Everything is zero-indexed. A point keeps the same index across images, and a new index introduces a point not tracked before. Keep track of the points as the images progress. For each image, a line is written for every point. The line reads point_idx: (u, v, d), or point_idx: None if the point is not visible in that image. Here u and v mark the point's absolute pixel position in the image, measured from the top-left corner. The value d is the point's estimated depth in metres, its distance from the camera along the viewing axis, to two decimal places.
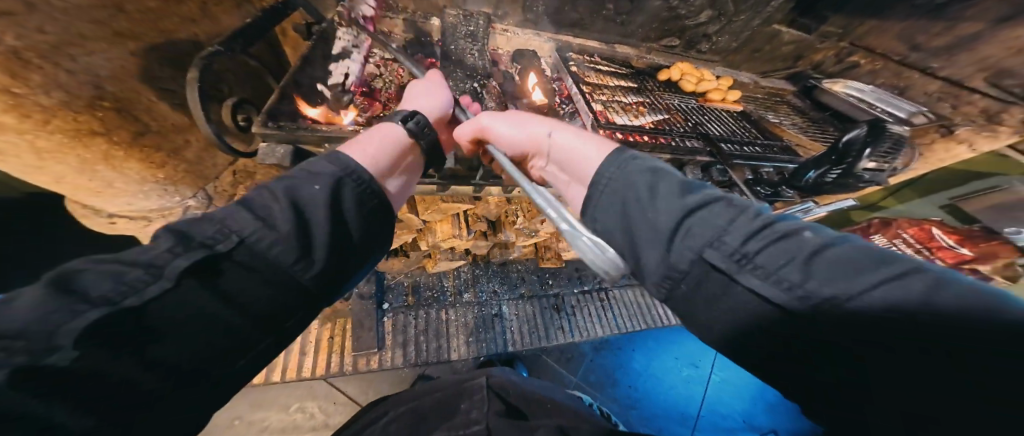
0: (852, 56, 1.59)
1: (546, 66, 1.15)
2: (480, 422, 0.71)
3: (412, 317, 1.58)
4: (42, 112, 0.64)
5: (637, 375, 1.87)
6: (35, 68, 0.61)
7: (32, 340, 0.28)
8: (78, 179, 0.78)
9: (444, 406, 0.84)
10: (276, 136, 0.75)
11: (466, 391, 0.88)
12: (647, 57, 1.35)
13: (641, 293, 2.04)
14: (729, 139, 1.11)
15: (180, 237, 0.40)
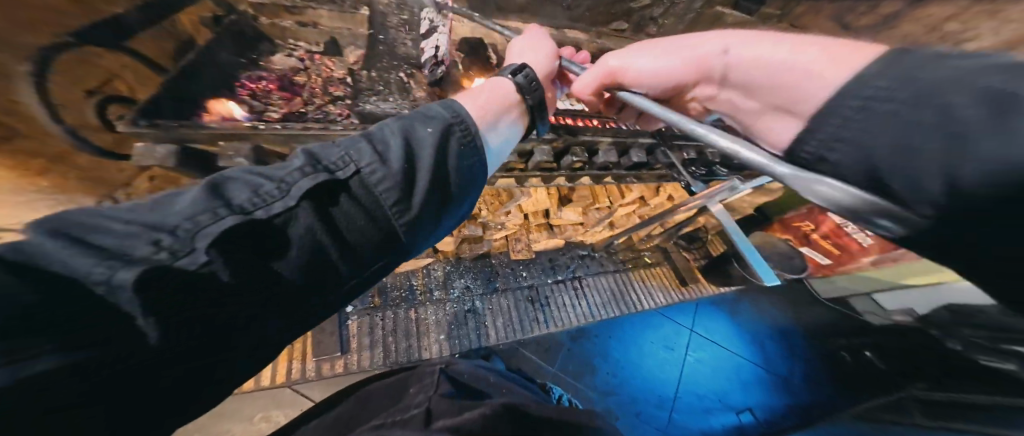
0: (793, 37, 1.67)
1: (491, 54, 1.14)
2: (421, 404, 0.72)
3: (379, 318, 1.50)
4: None
5: (616, 361, 1.89)
6: None
7: (173, 234, 0.32)
8: None
9: (396, 394, 0.86)
10: (153, 135, 0.72)
11: (419, 376, 0.92)
12: (598, 41, 1.35)
13: (614, 278, 2.07)
14: None
15: (310, 158, 0.44)
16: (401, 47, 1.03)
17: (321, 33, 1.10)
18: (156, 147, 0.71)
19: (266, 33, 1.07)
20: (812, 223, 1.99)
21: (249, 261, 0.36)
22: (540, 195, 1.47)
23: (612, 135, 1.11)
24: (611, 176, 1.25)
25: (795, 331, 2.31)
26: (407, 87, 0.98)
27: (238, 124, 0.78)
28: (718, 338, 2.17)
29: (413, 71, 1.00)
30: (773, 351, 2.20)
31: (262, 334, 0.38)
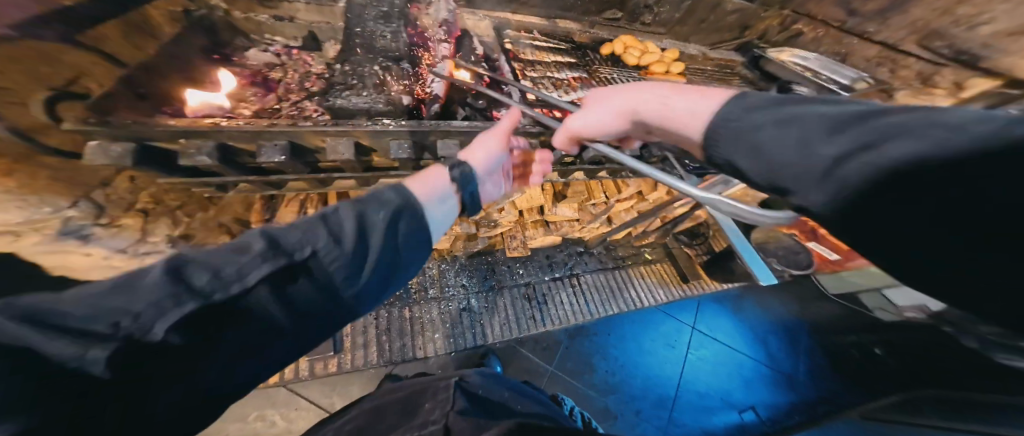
0: (796, 24, 1.59)
1: (478, 46, 1.12)
2: (438, 421, 0.68)
3: (374, 317, 1.49)
4: None
5: (615, 360, 1.86)
6: None
7: (126, 320, 0.34)
8: None
9: (406, 408, 0.80)
10: (106, 133, 0.70)
11: (431, 390, 0.86)
12: (590, 32, 1.31)
13: (613, 276, 2.04)
14: None
15: (270, 240, 0.44)
16: (380, 40, 0.96)
17: (298, 27, 1.18)
18: (113, 146, 0.71)
19: (246, 31, 1.15)
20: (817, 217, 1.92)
21: (231, 329, 0.39)
22: (534, 191, 1.43)
23: None
24: (605, 170, 1.23)
25: (800, 326, 2.26)
26: (383, 82, 0.91)
27: (199, 122, 0.77)
28: (720, 334, 2.13)
29: (390, 66, 0.93)
30: (778, 348, 2.15)
31: (203, 406, 0.39)
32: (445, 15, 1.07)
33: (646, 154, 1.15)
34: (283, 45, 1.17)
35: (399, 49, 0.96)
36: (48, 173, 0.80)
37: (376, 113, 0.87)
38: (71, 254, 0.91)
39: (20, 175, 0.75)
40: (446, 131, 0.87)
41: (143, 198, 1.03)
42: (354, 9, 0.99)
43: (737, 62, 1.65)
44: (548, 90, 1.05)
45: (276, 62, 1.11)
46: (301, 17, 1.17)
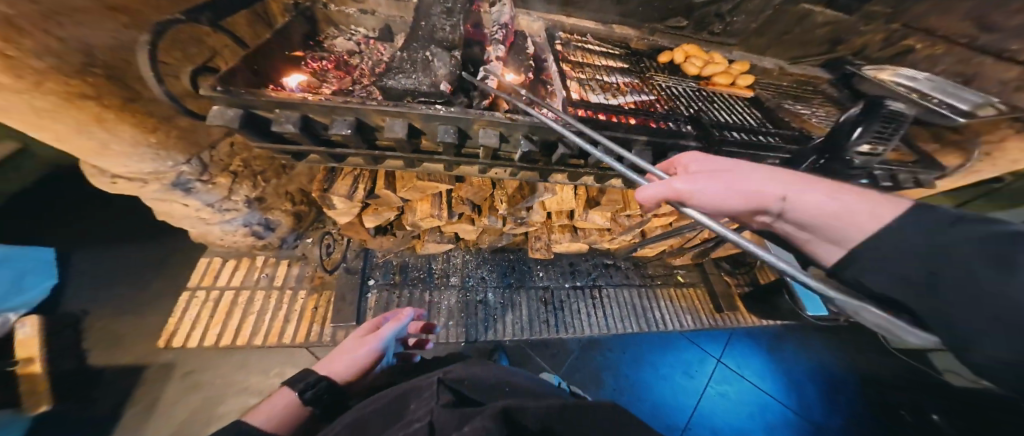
0: (907, 40, 1.32)
1: (530, 46, 1.08)
2: (423, 418, 0.56)
3: (396, 295, 1.57)
4: (36, 75, 0.65)
5: (626, 379, 1.80)
6: (28, 34, 0.63)
7: None
8: (75, 138, 0.80)
9: (391, 412, 0.65)
10: (224, 99, 0.71)
11: (412, 390, 0.69)
12: (649, 39, 1.23)
13: (637, 292, 1.96)
14: (728, 125, 1.00)
15: None
16: (439, 32, 0.89)
17: (377, 19, 1.08)
18: (226, 110, 0.72)
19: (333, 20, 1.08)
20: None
21: None
22: (565, 194, 1.39)
23: (649, 134, 0.87)
24: (645, 180, 1.16)
25: (844, 380, 2.00)
26: (433, 66, 0.83)
27: (294, 94, 0.75)
28: (748, 374, 1.96)
29: (447, 54, 0.85)
30: (812, 396, 1.94)
31: None
32: (505, 17, 1.04)
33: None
34: (364, 35, 1.07)
35: (454, 39, 0.88)
36: (175, 132, 0.94)
37: (420, 95, 0.80)
38: (177, 201, 1.07)
39: (161, 131, 0.91)
40: (491, 121, 0.82)
41: (234, 162, 1.13)
42: (423, 10, 0.93)
43: (822, 79, 1.49)
44: (593, 92, 0.99)
45: (353, 48, 1.03)
46: (381, 13, 1.09)
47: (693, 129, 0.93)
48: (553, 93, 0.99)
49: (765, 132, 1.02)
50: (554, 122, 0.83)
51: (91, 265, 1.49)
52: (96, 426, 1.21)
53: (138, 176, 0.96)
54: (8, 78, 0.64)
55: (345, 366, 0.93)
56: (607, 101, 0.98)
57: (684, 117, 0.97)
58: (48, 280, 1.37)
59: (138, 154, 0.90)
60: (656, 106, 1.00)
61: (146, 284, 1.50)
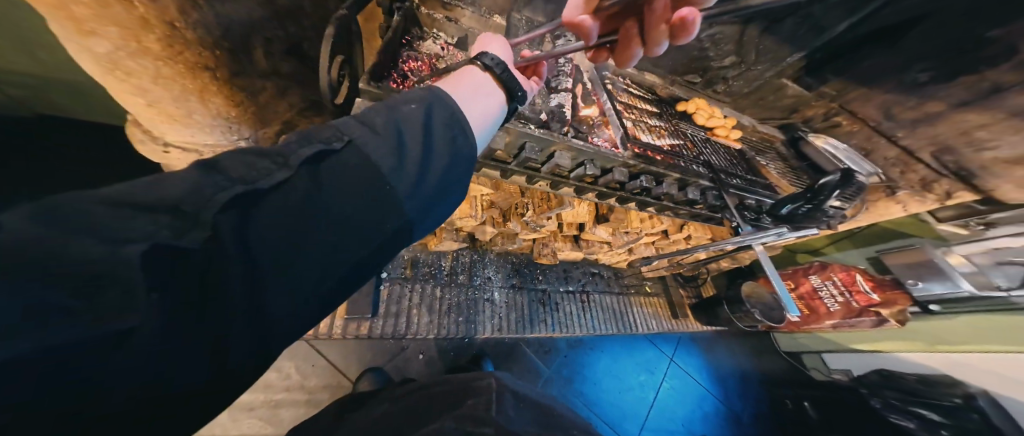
0: (838, 117, 1.66)
1: (587, 81, 1.29)
2: (490, 425, 0.82)
3: (408, 289, 1.57)
4: (184, 45, 0.72)
5: (601, 373, 2.05)
6: (199, 8, 0.70)
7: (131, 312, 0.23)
8: (168, 104, 0.80)
9: (455, 399, 0.95)
10: (371, 94, 0.83)
11: (472, 388, 0.99)
12: (670, 88, 1.60)
13: (617, 299, 2.19)
14: (726, 169, 1.40)
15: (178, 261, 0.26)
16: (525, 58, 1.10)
17: (460, 29, 1.11)
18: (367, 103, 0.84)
19: (421, 22, 1.05)
20: (791, 283, 2.04)
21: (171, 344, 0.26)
22: (581, 209, 1.55)
23: (681, 173, 1.23)
24: (657, 206, 1.38)
25: (753, 377, 2.53)
26: None
27: None
28: (691, 369, 2.36)
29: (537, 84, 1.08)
30: (733, 389, 2.41)
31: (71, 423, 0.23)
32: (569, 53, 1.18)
33: (699, 199, 1.34)
34: (446, 42, 1.07)
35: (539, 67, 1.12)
36: (253, 109, 0.97)
37: (525, 117, 1.01)
38: None
39: (242, 106, 0.94)
40: (571, 147, 1.03)
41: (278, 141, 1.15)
42: (513, 31, 1.12)
43: (776, 138, 1.82)
44: (644, 132, 1.28)
45: (438, 52, 1.03)
46: (463, 23, 1.14)
47: (707, 171, 1.33)
48: (603, 125, 1.18)
49: (738, 176, 1.42)
50: (616, 154, 1.10)
51: None
52: None
53: (192, 146, 0.95)
54: (156, 45, 0.69)
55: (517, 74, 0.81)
56: (653, 140, 1.29)
57: (699, 161, 1.35)
58: None
59: (206, 124, 0.89)
60: (683, 150, 1.35)
61: None
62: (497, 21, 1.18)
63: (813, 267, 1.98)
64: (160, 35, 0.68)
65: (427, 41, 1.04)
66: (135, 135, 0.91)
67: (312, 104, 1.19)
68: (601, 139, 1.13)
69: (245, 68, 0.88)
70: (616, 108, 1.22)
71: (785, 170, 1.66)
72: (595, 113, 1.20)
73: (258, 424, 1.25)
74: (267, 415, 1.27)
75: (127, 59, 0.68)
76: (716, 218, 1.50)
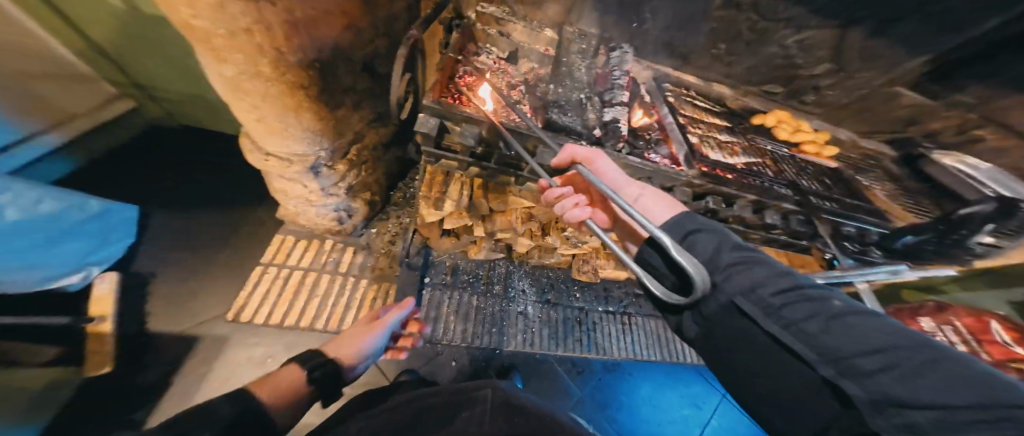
0: (979, 130, 1.27)
1: (644, 93, 1.19)
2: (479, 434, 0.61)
3: (447, 296, 1.63)
4: (288, 68, 0.77)
5: (638, 400, 1.87)
6: (298, 33, 0.75)
7: None
8: (272, 120, 0.89)
9: (446, 410, 0.71)
10: (433, 109, 0.85)
11: (470, 400, 0.74)
12: (743, 100, 1.39)
13: (664, 324, 1.99)
14: (824, 193, 1.17)
15: None
16: (577, 72, 1.04)
17: (511, 42, 1.07)
18: (429, 119, 0.85)
19: (478, 39, 1.06)
20: None
21: None
22: None
23: (759, 193, 1.08)
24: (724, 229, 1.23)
25: None
26: (584, 107, 0.98)
27: (481, 110, 0.88)
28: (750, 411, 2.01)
29: (592, 96, 1.01)
30: None
31: None
32: (625, 64, 1.11)
33: (780, 225, 1.14)
34: (497, 57, 1.06)
35: (590, 78, 1.04)
36: (333, 122, 1.03)
37: (573, 133, 0.91)
38: (301, 183, 1.16)
39: (325, 122, 1.00)
40: (628, 163, 0.94)
41: (351, 152, 1.22)
42: (566, 45, 1.07)
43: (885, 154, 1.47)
44: (713, 149, 1.14)
45: (491, 67, 1.02)
46: (514, 38, 1.09)
47: (793, 192, 1.14)
48: (661, 140, 1.07)
49: (833, 199, 1.17)
50: (678, 172, 0.99)
51: (168, 224, 1.52)
52: (148, 390, 1.22)
53: (287, 156, 1.04)
54: (268, 67, 0.74)
55: (357, 352, 0.92)
56: (724, 158, 1.14)
57: (789, 182, 1.16)
58: (128, 238, 1.38)
59: (299, 137, 0.97)
60: (760, 168, 1.18)
61: (217, 253, 1.51)
62: (547, 33, 1.10)
63: (923, 307, 1.43)
64: (270, 60, 0.73)
65: (481, 55, 1.04)
66: (246, 145, 1.04)
67: (376, 116, 1.30)
68: (659, 156, 1.03)
69: (329, 86, 0.95)
70: (679, 123, 1.11)
71: (897, 191, 1.32)
72: (652, 126, 1.11)
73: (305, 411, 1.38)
74: None
75: (246, 81, 0.76)
76: (800, 246, 1.25)
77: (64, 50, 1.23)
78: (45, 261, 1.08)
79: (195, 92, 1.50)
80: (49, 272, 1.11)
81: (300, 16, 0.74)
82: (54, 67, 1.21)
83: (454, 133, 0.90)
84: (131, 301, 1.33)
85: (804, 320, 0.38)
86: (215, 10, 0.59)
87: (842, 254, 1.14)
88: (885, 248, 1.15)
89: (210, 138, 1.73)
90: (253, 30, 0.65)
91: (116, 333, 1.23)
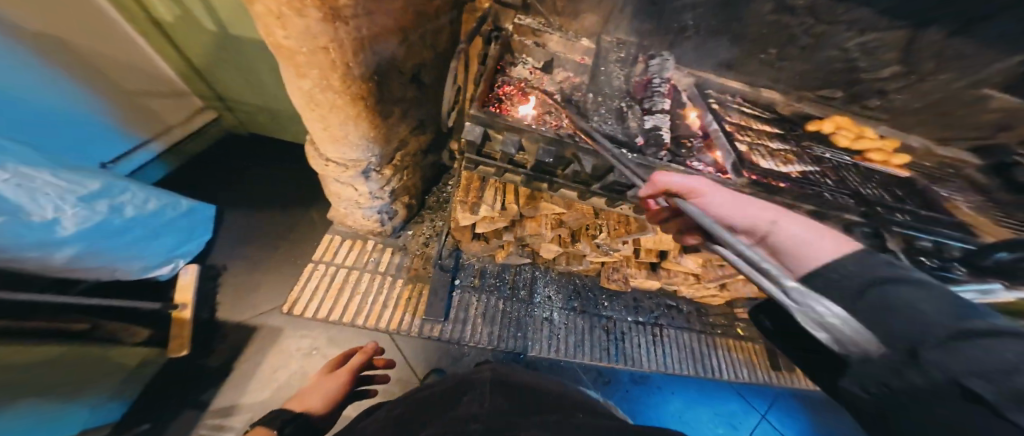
0: None
1: (686, 99, 1.15)
2: (477, 413, 0.65)
3: (476, 298, 1.68)
4: (353, 81, 0.84)
5: (668, 416, 1.78)
6: (363, 50, 0.81)
7: None
8: (335, 128, 0.97)
9: (450, 396, 0.76)
10: (477, 119, 0.86)
11: (471, 384, 0.80)
12: (796, 105, 1.30)
13: (698, 337, 1.89)
14: (893, 205, 1.07)
15: None
16: (615, 80, 1.02)
17: (546, 53, 1.08)
18: (475, 127, 0.87)
19: (516, 49, 1.08)
20: None
21: None
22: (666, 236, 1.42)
23: (818, 205, 1.01)
24: None
25: None
26: (624, 116, 0.96)
27: (522, 120, 0.89)
28: (791, 435, 1.86)
29: (633, 104, 0.99)
30: None
31: None
32: (666, 72, 1.09)
33: (840, 237, 1.07)
34: (533, 67, 1.07)
35: (627, 86, 1.02)
36: (384, 130, 1.09)
37: (615, 141, 0.91)
38: (352, 186, 1.24)
39: (378, 129, 1.06)
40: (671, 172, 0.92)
41: (395, 158, 1.30)
42: (603, 54, 1.06)
43: (968, 163, 1.29)
44: (763, 157, 1.07)
45: (529, 77, 1.03)
46: (551, 48, 1.09)
47: (856, 203, 1.06)
48: (705, 149, 1.02)
49: (907, 210, 1.08)
50: (725, 181, 0.95)
51: (235, 222, 1.68)
52: (217, 370, 1.39)
53: (343, 161, 1.13)
54: (338, 79, 0.80)
55: (321, 398, 1.01)
56: (776, 167, 1.07)
57: (854, 193, 1.08)
58: (206, 235, 1.55)
59: (356, 144, 1.04)
60: (817, 177, 1.10)
61: (275, 249, 1.66)
62: (584, 43, 1.12)
63: None
64: (340, 73, 0.79)
65: (516, 66, 1.06)
66: (309, 151, 1.14)
67: (419, 123, 1.36)
68: (703, 164, 0.99)
69: (383, 97, 1.01)
70: (725, 130, 1.05)
71: (987, 205, 1.18)
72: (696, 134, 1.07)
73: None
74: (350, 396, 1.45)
75: (320, 94, 0.83)
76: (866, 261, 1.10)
77: (163, 69, 1.42)
78: (147, 252, 1.25)
79: (264, 103, 1.62)
80: (150, 261, 1.28)
81: (365, 34, 0.80)
82: (156, 85, 1.40)
83: (496, 141, 0.91)
84: (206, 291, 1.51)
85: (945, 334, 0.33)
86: (301, 31, 0.66)
87: (916, 270, 1.06)
88: (970, 264, 1.04)
89: (275, 146, 1.88)
90: (329, 48, 0.72)
91: (194, 319, 1.42)
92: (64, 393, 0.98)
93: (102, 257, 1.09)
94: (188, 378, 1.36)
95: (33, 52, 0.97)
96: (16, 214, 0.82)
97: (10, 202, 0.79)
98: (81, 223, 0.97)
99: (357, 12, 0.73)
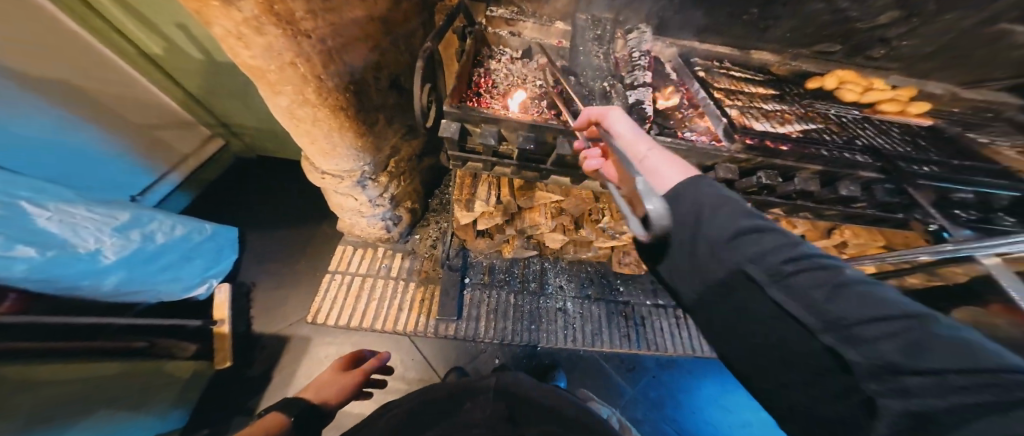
0: None
1: (670, 71, 1.13)
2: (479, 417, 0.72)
3: (487, 294, 1.71)
4: (328, 92, 0.88)
5: (703, 403, 1.63)
6: (332, 62, 0.86)
7: None
8: (323, 141, 1.02)
9: (452, 402, 0.82)
10: (454, 115, 0.89)
11: (476, 389, 0.88)
12: (792, 64, 1.24)
13: None
14: (911, 156, 0.99)
15: None
16: (594, 58, 1.02)
17: (523, 41, 1.10)
18: (451, 123, 0.89)
19: (490, 44, 1.10)
20: None
21: None
22: None
23: (824, 164, 0.96)
24: (786, 207, 1.11)
25: None
26: (603, 96, 0.96)
27: (498, 112, 0.91)
28: None
29: (612, 82, 0.98)
30: None
31: None
32: (644, 45, 1.08)
33: (861, 196, 1.01)
34: (510, 57, 1.10)
35: (605, 64, 1.01)
36: (371, 137, 1.14)
37: None
38: (354, 196, 1.30)
39: (365, 138, 1.11)
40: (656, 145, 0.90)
41: (390, 165, 1.35)
42: (578, 35, 1.05)
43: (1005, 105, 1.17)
44: (757, 120, 1.03)
45: (505, 68, 1.06)
46: (526, 36, 1.12)
47: (871, 159, 0.98)
48: (694, 118, 1.00)
49: (935, 162, 0.98)
50: (719, 149, 0.93)
51: (258, 242, 1.79)
52: (254, 381, 1.48)
53: (338, 173, 1.18)
54: (314, 94, 0.85)
55: (334, 393, 1.08)
56: (772, 128, 1.03)
57: (863, 148, 1.01)
58: (233, 255, 1.66)
59: (346, 154, 1.10)
60: (821, 135, 1.04)
61: (297, 264, 1.76)
62: (558, 26, 1.12)
63: None
64: (313, 86, 0.84)
65: (494, 59, 1.09)
66: (306, 166, 1.20)
67: (408, 128, 1.40)
68: (695, 134, 0.98)
69: (364, 106, 1.06)
70: (713, 97, 1.01)
71: None
72: (682, 105, 1.04)
73: (365, 403, 1.48)
74: (374, 398, 1.49)
75: (298, 109, 0.88)
76: (899, 219, 1.08)
77: (167, 102, 1.50)
78: (183, 274, 1.37)
79: (266, 126, 1.73)
80: (186, 283, 1.39)
81: (329, 48, 0.84)
82: (163, 118, 1.50)
83: (476, 134, 0.94)
84: (237, 307, 1.62)
85: (819, 299, 0.39)
86: (264, 49, 0.70)
87: (953, 223, 0.92)
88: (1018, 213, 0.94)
89: (289, 166, 2.01)
90: (296, 63, 0.76)
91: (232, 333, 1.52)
92: (140, 402, 1.11)
93: (142, 284, 1.19)
94: (228, 391, 1.46)
95: (50, 100, 1.10)
96: (63, 247, 0.92)
97: (51, 235, 0.90)
98: (120, 252, 1.07)
99: (317, 24, 0.77)
